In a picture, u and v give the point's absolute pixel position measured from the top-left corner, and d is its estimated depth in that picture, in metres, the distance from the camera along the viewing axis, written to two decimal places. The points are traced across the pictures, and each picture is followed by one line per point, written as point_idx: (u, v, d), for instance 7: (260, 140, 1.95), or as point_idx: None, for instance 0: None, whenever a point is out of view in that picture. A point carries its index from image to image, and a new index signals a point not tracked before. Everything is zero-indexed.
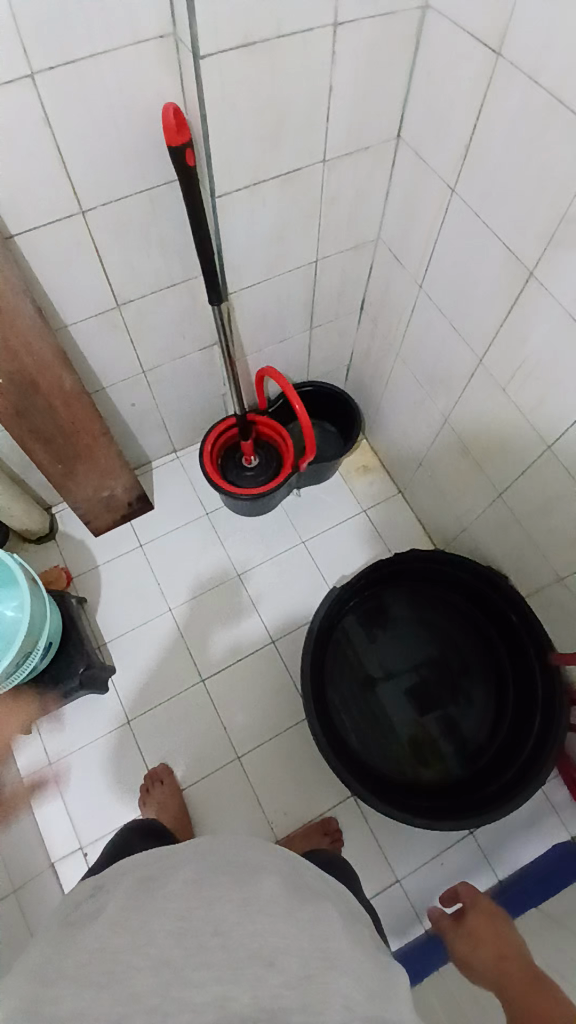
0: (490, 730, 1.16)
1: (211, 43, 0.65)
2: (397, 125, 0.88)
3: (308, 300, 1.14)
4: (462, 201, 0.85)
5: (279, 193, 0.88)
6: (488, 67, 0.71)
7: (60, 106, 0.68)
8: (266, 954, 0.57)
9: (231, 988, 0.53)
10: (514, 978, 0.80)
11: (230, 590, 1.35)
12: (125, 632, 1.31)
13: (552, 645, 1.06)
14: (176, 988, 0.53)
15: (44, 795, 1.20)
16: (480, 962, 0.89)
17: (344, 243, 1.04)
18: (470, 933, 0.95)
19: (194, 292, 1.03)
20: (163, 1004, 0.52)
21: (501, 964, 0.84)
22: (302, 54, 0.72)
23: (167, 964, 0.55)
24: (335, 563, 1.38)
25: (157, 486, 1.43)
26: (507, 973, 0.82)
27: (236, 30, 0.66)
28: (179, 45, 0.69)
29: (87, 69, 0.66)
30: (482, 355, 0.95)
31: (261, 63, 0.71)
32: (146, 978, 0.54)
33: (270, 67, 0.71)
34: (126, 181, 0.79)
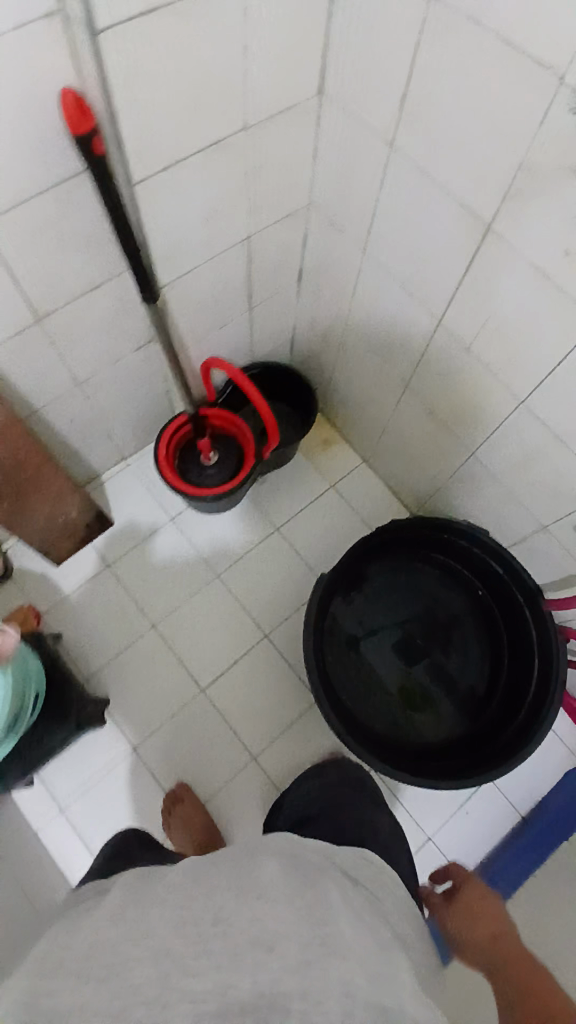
0: (493, 680, 1.18)
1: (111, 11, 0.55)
2: (319, 80, 0.81)
3: (245, 280, 1.05)
4: (404, 157, 0.79)
5: (204, 170, 0.79)
6: (421, 6, 0.65)
7: None
8: (266, 940, 0.56)
9: (231, 978, 0.52)
10: (518, 981, 0.81)
11: (213, 593, 1.30)
12: (112, 659, 1.24)
13: (541, 590, 1.08)
14: (175, 977, 0.53)
15: (64, 841, 1.15)
16: (475, 947, 0.91)
17: (276, 213, 0.96)
18: (460, 914, 0.96)
19: (121, 290, 0.92)
20: (162, 995, 0.52)
21: (499, 961, 0.86)
22: (213, 12, 0.64)
23: (167, 954, 0.56)
24: (313, 545, 1.35)
25: (112, 499, 1.34)
26: (510, 973, 0.83)
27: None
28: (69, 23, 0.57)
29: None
30: (439, 319, 0.91)
31: (169, 29, 0.62)
32: (144, 971, 0.55)
33: (178, 31, 0.63)
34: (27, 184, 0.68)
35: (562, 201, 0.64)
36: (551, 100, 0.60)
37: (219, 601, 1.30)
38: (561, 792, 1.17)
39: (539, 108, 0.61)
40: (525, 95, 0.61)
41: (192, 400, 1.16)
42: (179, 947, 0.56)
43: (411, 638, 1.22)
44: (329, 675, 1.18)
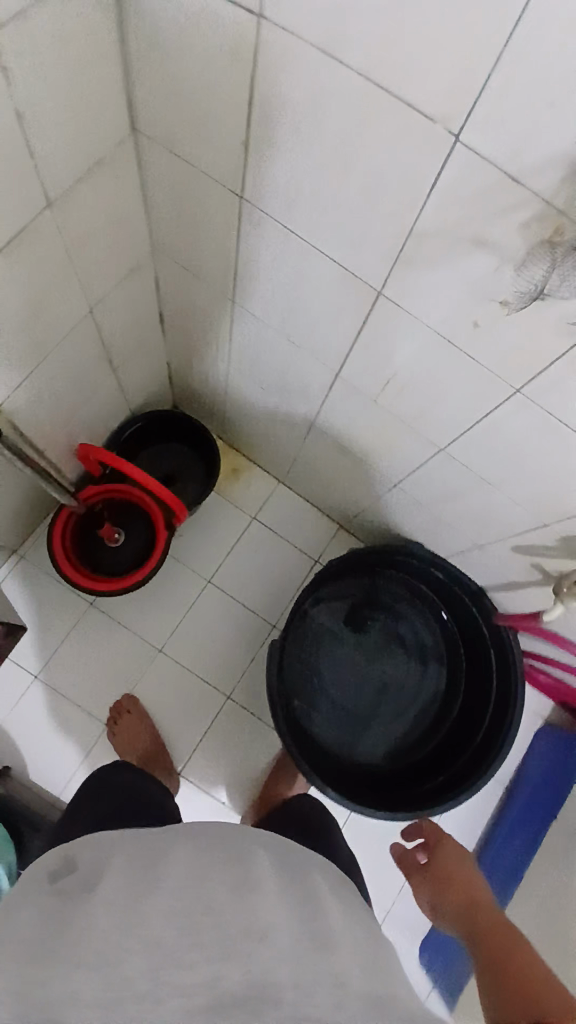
0: (453, 674, 1.19)
1: None
2: (127, 118, 0.63)
3: (99, 348, 0.88)
4: (260, 211, 0.65)
5: (9, 269, 0.61)
6: (250, 37, 0.49)
7: None
8: (256, 929, 0.53)
9: (225, 968, 0.50)
10: (492, 946, 0.76)
11: (158, 668, 1.21)
12: (72, 773, 1.15)
13: (480, 590, 1.07)
14: (165, 971, 0.49)
15: None
16: (465, 915, 0.88)
17: (116, 272, 0.79)
18: (435, 876, 0.99)
19: None
20: (152, 989, 0.48)
21: (481, 930, 0.81)
22: None
23: (159, 947, 0.51)
24: (249, 587, 1.26)
25: (16, 600, 1.17)
26: (486, 942, 0.78)
27: None
28: None
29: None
30: (337, 369, 0.80)
31: None
32: (136, 960, 0.50)
33: None
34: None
35: (461, 271, 0.55)
36: (449, 152, 0.47)
37: (168, 674, 1.21)
38: (547, 760, 1.18)
39: (430, 166, 0.49)
40: (400, 153, 0.49)
41: (68, 487, 1.01)
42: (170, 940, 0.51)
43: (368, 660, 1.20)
44: (292, 706, 1.17)
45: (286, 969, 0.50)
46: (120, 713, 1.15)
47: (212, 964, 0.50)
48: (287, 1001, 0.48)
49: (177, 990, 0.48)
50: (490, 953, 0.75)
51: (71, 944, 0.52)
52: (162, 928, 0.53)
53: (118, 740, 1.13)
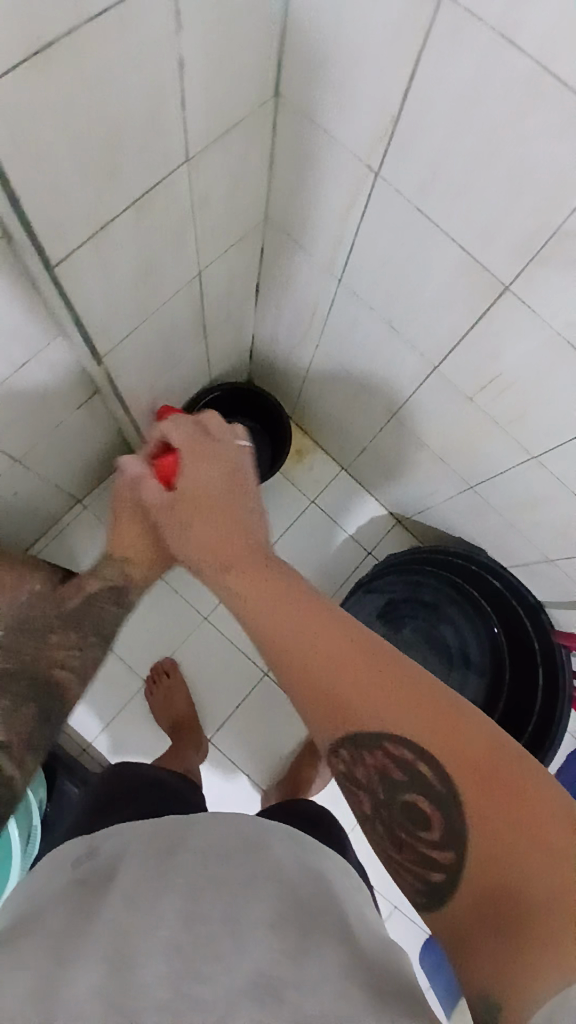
0: (492, 687, 1.14)
1: None
2: (272, 79, 0.62)
3: (197, 313, 0.89)
4: (393, 190, 0.63)
5: (138, 224, 0.62)
6: (423, 11, 0.47)
7: None
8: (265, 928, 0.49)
9: (239, 970, 0.45)
10: (337, 707, 0.51)
11: (202, 636, 1.23)
12: (107, 723, 1.18)
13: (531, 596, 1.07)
14: (187, 981, 0.44)
15: None
16: (251, 595, 0.59)
17: (227, 238, 0.79)
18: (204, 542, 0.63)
19: (50, 364, 0.76)
20: (174, 998, 0.42)
21: (298, 675, 0.54)
22: (131, 33, 0.45)
23: (177, 950, 0.46)
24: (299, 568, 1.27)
25: (76, 550, 1.20)
26: (324, 702, 0.52)
27: (20, 37, 0.39)
28: None
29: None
30: (437, 363, 0.79)
31: (72, 72, 0.44)
32: (153, 964, 0.45)
33: (86, 74, 0.45)
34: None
35: None
36: None
37: (211, 644, 1.23)
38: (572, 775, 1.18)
39: None
40: (562, 146, 0.47)
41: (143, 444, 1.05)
42: (189, 940, 0.47)
43: None
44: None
45: (291, 966, 0.45)
46: (158, 675, 1.17)
47: (228, 971, 0.45)
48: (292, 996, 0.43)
49: (195, 994, 0.43)
50: (345, 726, 0.51)
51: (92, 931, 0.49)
52: (177, 927, 0.49)
53: (154, 700, 1.16)
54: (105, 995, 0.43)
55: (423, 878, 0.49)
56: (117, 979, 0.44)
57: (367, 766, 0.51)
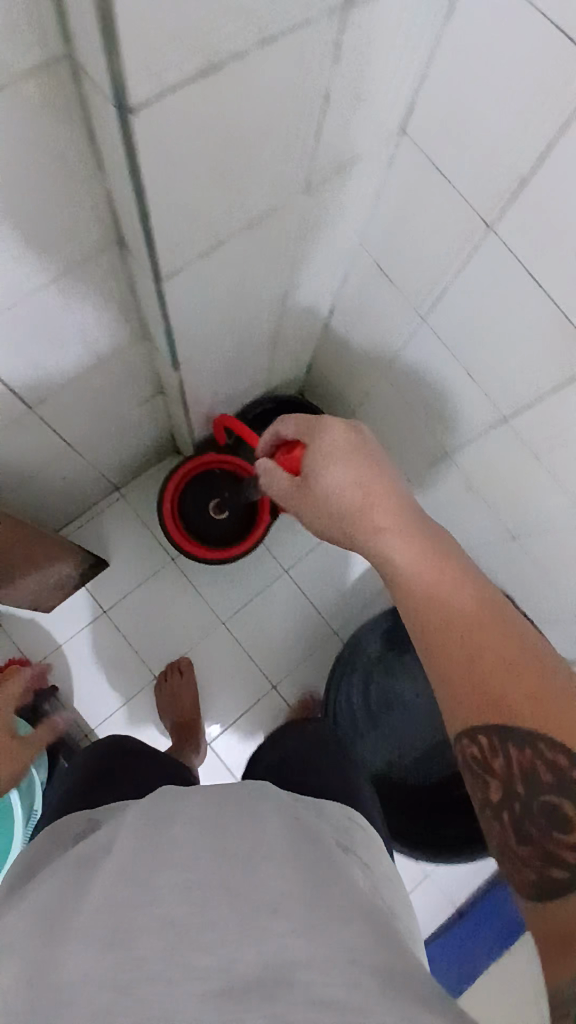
0: None
1: (150, 86, 0.39)
2: (400, 117, 0.62)
3: (274, 326, 0.89)
4: (504, 246, 0.62)
5: (247, 241, 0.62)
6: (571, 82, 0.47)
7: None
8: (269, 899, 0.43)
9: (236, 950, 0.39)
10: (484, 692, 0.52)
11: (219, 639, 1.23)
12: (112, 711, 1.18)
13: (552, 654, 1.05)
14: (183, 950, 0.39)
15: None
16: (412, 566, 0.61)
17: (318, 261, 0.79)
18: (333, 499, 0.66)
19: (128, 358, 0.76)
20: (167, 968, 0.38)
21: (448, 656, 0.54)
22: (285, 64, 0.45)
23: (174, 922, 0.41)
24: (323, 585, 1.27)
25: (107, 535, 1.20)
26: (470, 682, 0.53)
27: (190, 55, 0.39)
28: (80, 73, 0.40)
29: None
30: (509, 414, 0.78)
31: (226, 94, 0.44)
32: (147, 938, 0.40)
33: (238, 96, 0.45)
34: (15, 281, 0.53)
35: None
36: None
37: (226, 648, 1.23)
38: None
39: None
40: None
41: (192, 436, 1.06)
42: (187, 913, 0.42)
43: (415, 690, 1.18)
44: (335, 725, 1.14)
45: (300, 941, 0.39)
46: (171, 673, 1.16)
47: (224, 947, 0.39)
48: (298, 984, 0.36)
49: (190, 970, 0.38)
50: (487, 712, 0.52)
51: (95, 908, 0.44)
52: (172, 902, 0.43)
53: (163, 697, 1.15)
54: (94, 982, 0.38)
55: (537, 877, 0.47)
56: (111, 959, 0.39)
57: (492, 752, 0.51)
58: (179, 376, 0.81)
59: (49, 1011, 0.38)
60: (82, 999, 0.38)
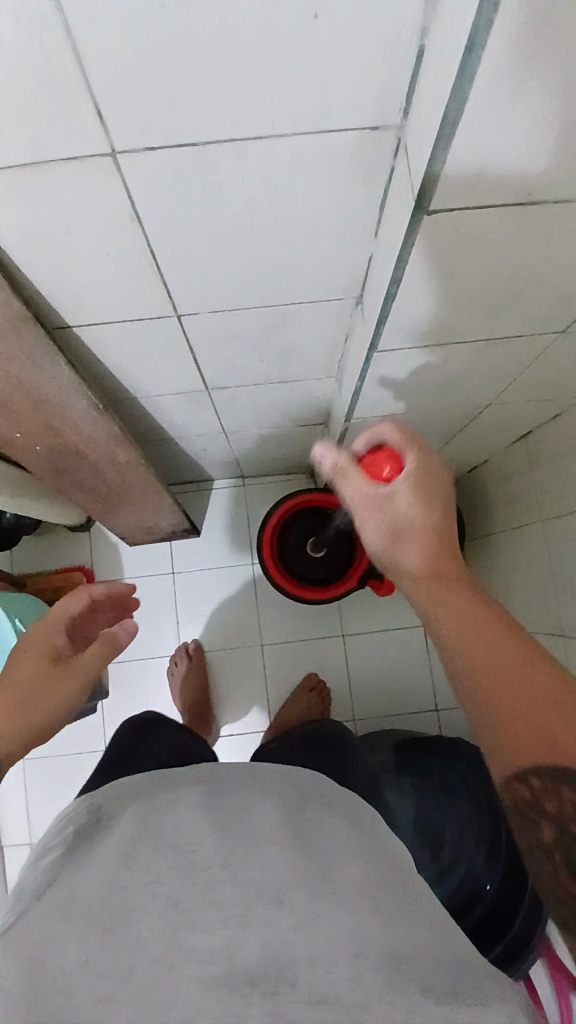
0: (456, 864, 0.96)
1: (460, 196, 0.38)
2: None
3: (458, 425, 0.85)
4: None
5: (474, 350, 0.60)
6: None
7: (162, 195, 0.42)
8: (275, 890, 0.46)
9: (241, 935, 0.43)
10: (523, 726, 0.44)
11: (249, 656, 1.22)
12: (129, 660, 1.22)
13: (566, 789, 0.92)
14: (182, 933, 0.43)
15: (8, 786, 1.20)
16: (439, 604, 0.51)
17: (537, 394, 0.74)
18: (403, 531, 0.54)
19: (309, 387, 0.77)
20: (168, 952, 0.42)
21: (495, 704, 0.45)
22: None
23: (174, 906, 0.45)
24: (367, 668, 1.22)
25: (211, 511, 1.24)
26: (523, 730, 0.44)
27: (515, 185, 0.37)
28: (401, 149, 0.39)
29: (212, 157, 0.39)
30: None
31: (529, 230, 0.42)
32: (150, 922, 0.44)
33: (541, 234, 0.42)
34: (245, 294, 0.54)
35: None
36: None
37: (251, 668, 1.22)
38: None
39: None
40: None
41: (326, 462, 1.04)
42: (188, 896, 0.45)
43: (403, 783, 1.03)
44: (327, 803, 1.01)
45: (301, 940, 0.43)
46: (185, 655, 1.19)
47: (227, 930, 0.43)
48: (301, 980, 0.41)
49: (191, 954, 0.42)
50: (529, 754, 0.43)
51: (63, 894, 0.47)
52: (174, 884, 0.46)
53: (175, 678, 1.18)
54: (96, 971, 0.41)
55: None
56: (112, 948, 0.42)
57: (533, 797, 0.45)
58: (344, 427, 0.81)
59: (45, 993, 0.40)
60: (82, 997, 0.39)
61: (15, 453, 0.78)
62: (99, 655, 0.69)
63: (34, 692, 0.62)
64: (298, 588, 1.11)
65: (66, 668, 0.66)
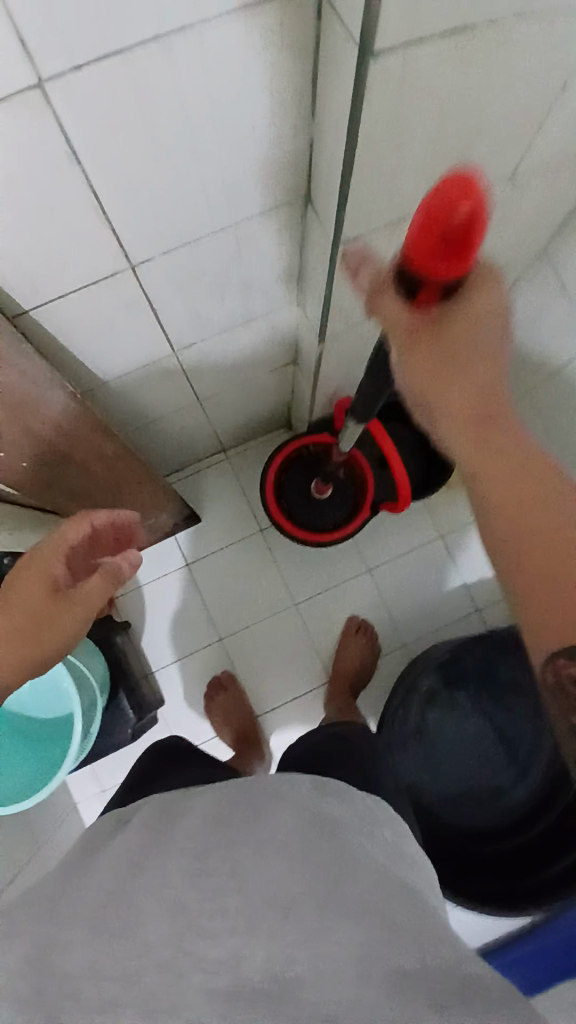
0: (525, 797, 1.11)
1: (400, 36, 0.36)
2: None
3: None
4: None
5: None
6: None
7: (93, 124, 0.40)
8: (280, 904, 0.47)
9: (246, 947, 0.43)
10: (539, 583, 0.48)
11: (287, 621, 1.22)
12: (171, 661, 1.21)
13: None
14: (188, 940, 0.44)
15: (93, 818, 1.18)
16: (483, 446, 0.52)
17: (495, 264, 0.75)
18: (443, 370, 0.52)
19: (273, 322, 0.76)
20: (174, 959, 0.43)
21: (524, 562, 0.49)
22: (543, 38, 0.42)
23: (180, 915, 0.46)
24: (402, 596, 1.23)
25: (205, 493, 1.23)
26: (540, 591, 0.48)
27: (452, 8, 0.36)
28: (321, 12, 0.38)
29: (144, 64, 0.38)
30: None
31: (470, 62, 0.41)
32: (156, 930, 0.44)
33: (483, 65, 0.42)
34: (198, 217, 0.53)
35: None
36: None
37: (292, 631, 1.22)
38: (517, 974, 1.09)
39: None
40: None
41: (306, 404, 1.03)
42: (194, 910, 0.46)
43: (465, 727, 1.14)
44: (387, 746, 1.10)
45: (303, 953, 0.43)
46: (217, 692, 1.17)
47: (232, 939, 0.44)
48: (307, 995, 0.40)
49: (198, 964, 0.42)
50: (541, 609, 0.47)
51: (63, 926, 0.47)
52: (181, 892, 0.47)
53: (212, 713, 1.16)
54: (98, 976, 0.42)
55: None
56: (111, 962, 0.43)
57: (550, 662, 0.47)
58: (319, 353, 0.79)
59: (55, 1001, 0.41)
60: (91, 991, 0.41)
61: (4, 482, 0.75)
62: (101, 588, 0.69)
63: (33, 618, 0.65)
64: (317, 532, 1.12)
65: (67, 602, 0.67)
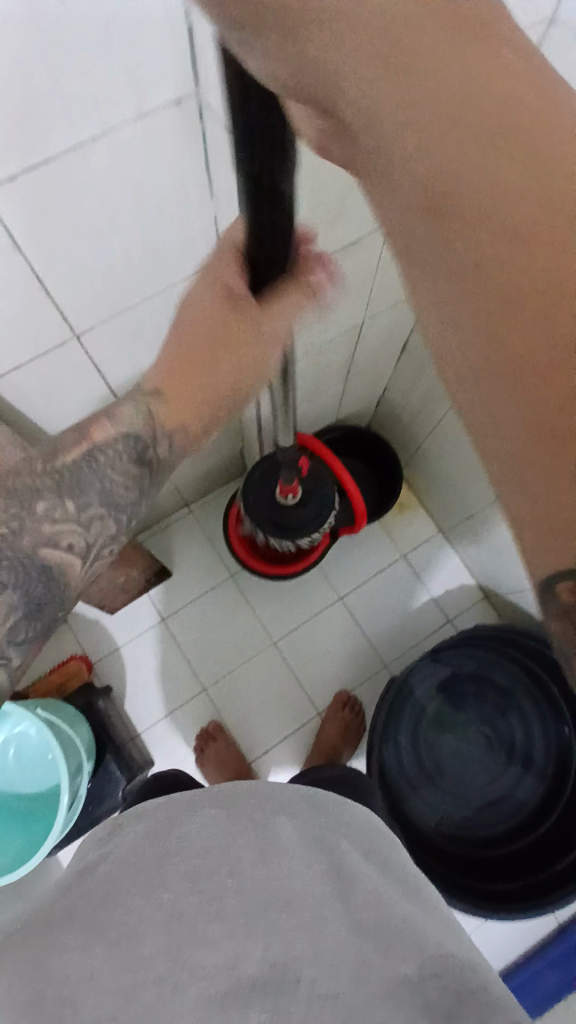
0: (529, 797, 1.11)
1: None
2: None
3: (350, 357, 0.98)
4: None
5: (334, 270, 0.73)
6: None
7: (33, 220, 0.49)
8: (282, 897, 0.57)
9: (244, 948, 0.53)
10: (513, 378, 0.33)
11: (268, 659, 1.24)
12: (158, 719, 1.20)
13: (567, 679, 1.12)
14: (187, 952, 0.53)
15: None
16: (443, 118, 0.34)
17: (395, 297, 0.88)
18: (398, 12, 0.33)
19: None
20: (172, 973, 0.51)
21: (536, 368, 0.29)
22: None
23: (179, 919, 0.55)
24: (376, 617, 1.27)
25: (172, 547, 1.27)
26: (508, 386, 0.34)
27: None
28: (203, 113, 0.49)
29: (68, 166, 0.47)
30: None
31: None
32: (157, 940, 0.53)
33: None
34: (129, 286, 0.61)
35: None
36: None
37: (274, 668, 1.24)
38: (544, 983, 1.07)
39: None
40: None
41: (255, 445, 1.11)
42: (192, 913, 0.55)
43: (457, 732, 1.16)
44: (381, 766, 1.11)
45: (304, 946, 0.53)
46: (207, 742, 1.16)
47: (231, 942, 0.53)
48: (304, 982, 0.50)
49: (196, 974, 0.51)
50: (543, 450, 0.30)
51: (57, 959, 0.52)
52: (183, 897, 0.56)
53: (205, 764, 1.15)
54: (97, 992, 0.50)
55: None
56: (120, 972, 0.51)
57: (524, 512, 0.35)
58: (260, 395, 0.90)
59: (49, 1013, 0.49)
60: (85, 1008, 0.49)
61: None
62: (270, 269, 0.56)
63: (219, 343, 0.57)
64: (280, 564, 1.16)
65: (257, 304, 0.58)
